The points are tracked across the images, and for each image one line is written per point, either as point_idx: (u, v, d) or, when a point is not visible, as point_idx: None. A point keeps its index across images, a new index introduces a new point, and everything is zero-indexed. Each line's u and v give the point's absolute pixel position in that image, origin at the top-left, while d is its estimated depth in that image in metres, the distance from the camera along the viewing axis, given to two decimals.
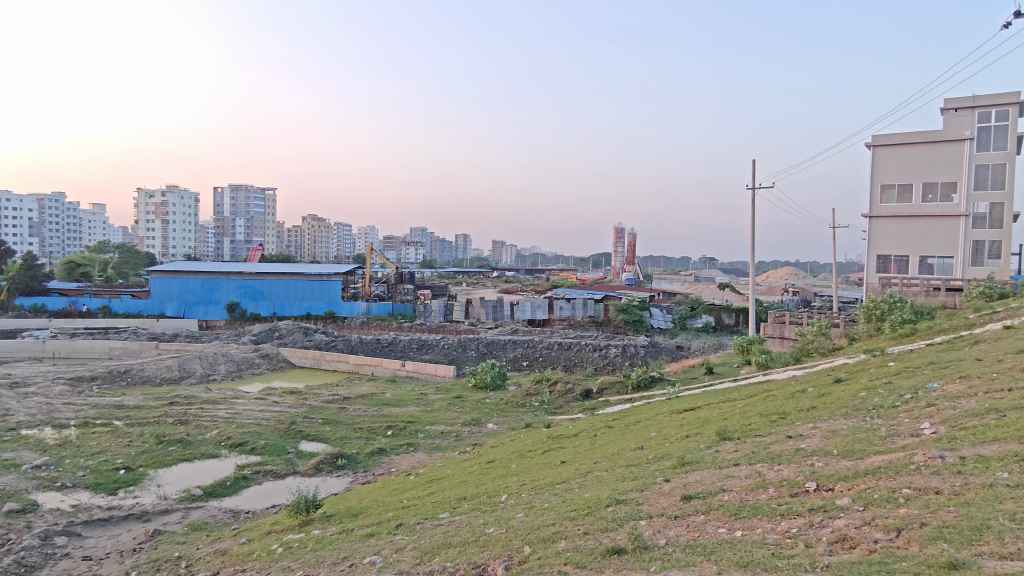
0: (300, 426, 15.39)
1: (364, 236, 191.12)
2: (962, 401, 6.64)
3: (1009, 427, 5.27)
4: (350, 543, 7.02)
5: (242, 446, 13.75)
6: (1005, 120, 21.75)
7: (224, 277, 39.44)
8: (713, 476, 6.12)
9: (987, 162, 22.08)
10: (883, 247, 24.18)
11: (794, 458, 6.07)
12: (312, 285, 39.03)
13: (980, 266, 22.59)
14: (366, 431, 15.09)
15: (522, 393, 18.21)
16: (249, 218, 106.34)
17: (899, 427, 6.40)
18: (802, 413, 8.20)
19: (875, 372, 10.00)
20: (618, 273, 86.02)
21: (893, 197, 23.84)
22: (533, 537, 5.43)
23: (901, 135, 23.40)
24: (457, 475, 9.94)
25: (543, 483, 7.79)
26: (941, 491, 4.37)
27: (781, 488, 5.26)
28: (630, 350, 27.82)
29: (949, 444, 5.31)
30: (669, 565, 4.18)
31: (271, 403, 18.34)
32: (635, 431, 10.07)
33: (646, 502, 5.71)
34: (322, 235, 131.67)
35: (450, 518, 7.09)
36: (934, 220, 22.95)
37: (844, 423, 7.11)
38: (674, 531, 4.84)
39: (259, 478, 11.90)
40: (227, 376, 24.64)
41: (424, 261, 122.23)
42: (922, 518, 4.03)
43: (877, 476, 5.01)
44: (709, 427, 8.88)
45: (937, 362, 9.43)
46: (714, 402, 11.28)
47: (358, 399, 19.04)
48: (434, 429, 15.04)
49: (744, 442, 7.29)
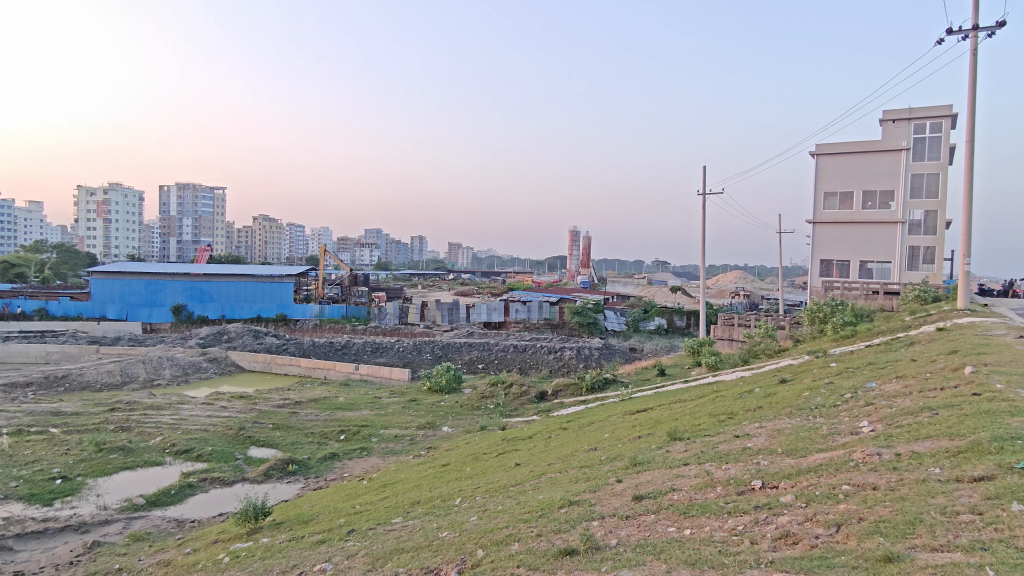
0: (249, 431, 14.99)
1: (318, 236, 187.53)
2: (899, 401, 6.90)
3: (940, 424, 5.52)
4: (300, 550, 6.88)
5: (187, 453, 13.32)
6: (939, 132, 23.04)
7: (170, 278, 37.94)
8: (663, 476, 6.23)
9: (922, 171, 23.25)
10: (826, 252, 24.96)
11: (741, 458, 6.22)
12: (262, 286, 38.07)
13: (915, 271, 23.69)
14: (319, 435, 14.81)
15: (477, 396, 18.22)
16: (196, 218, 103.37)
17: (840, 425, 6.62)
18: (749, 413, 8.43)
19: (818, 372, 10.40)
20: (574, 276, 87.23)
21: (836, 204, 24.68)
22: (486, 539, 5.42)
23: (843, 144, 24.37)
24: (411, 479, 9.85)
25: (497, 485, 7.79)
26: (877, 487, 4.55)
27: (728, 486, 5.38)
28: (585, 352, 28.14)
29: (886, 441, 5.53)
30: (620, 565, 4.22)
31: (219, 408, 17.84)
32: (589, 432, 10.24)
33: (598, 502, 5.78)
34: (272, 235, 128.99)
35: (403, 522, 7.02)
36: (874, 226, 23.87)
37: (787, 423, 7.30)
38: (625, 531, 4.91)
39: (205, 485, 11.57)
40: (172, 381, 23.85)
41: (379, 263, 119.69)
42: (861, 514, 4.18)
43: (818, 474, 5.17)
44: (660, 427, 9.07)
45: (876, 362, 9.87)
46: (666, 403, 11.58)
47: (310, 403, 18.68)
48: (388, 433, 14.88)
49: (693, 442, 7.44)
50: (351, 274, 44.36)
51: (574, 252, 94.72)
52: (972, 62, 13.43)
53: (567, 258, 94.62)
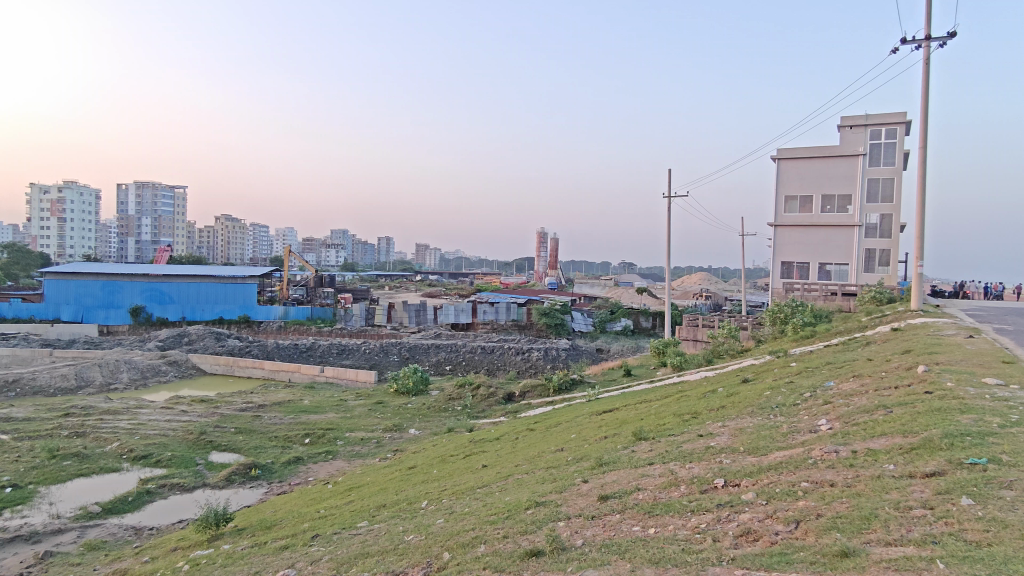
0: (210, 435, 14.66)
1: (281, 237, 184.39)
2: (856, 399, 7.10)
3: (894, 422, 5.70)
4: (263, 556, 6.74)
5: (146, 459, 12.96)
6: (893, 138, 23.85)
7: (128, 279, 36.88)
8: (628, 476, 6.28)
9: (877, 176, 23.99)
10: (787, 254, 25.49)
11: (705, 456, 6.33)
12: (224, 287, 37.30)
13: (871, 273, 24.25)
14: (282, 439, 14.58)
15: (445, 397, 18.13)
16: (156, 217, 100.80)
17: (799, 423, 6.78)
18: (711, 413, 8.56)
19: (779, 372, 10.60)
20: (541, 277, 87.34)
21: (796, 207, 25.24)
22: (453, 542, 5.39)
23: (803, 149, 24.96)
24: (378, 482, 9.75)
25: (464, 487, 7.77)
26: (835, 483, 4.66)
27: (692, 485, 5.46)
28: (552, 354, 28.38)
29: (843, 439, 5.68)
30: (585, 565, 4.25)
31: (179, 412, 17.41)
32: (557, 433, 10.30)
33: (564, 503, 5.81)
34: (235, 236, 126.53)
35: (368, 526, 6.95)
36: (832, 229, 24.51)
37: (750, 422, 7.46)
38: (590, 531, 4.94)
39: (164, 491, 11.27)
40: (130, 385, 23.19)
41: (346, 265, 118.41)
42: (818, 510, 4.28)
43: (778, 471, 5.28)
44: (627, 427, 9.15)
45: (834, 362, 10.09)
46: (632, 403, 11.71)
47: (274, 406, 18.35)
48: (354, 436, 14.72)
49: (658, 442, 7.52)
50: (317, 275, 43.79)
51: (541, 252, 94.84)
52: (925, 70, 13.88)
53: (536, 259, 94.62)
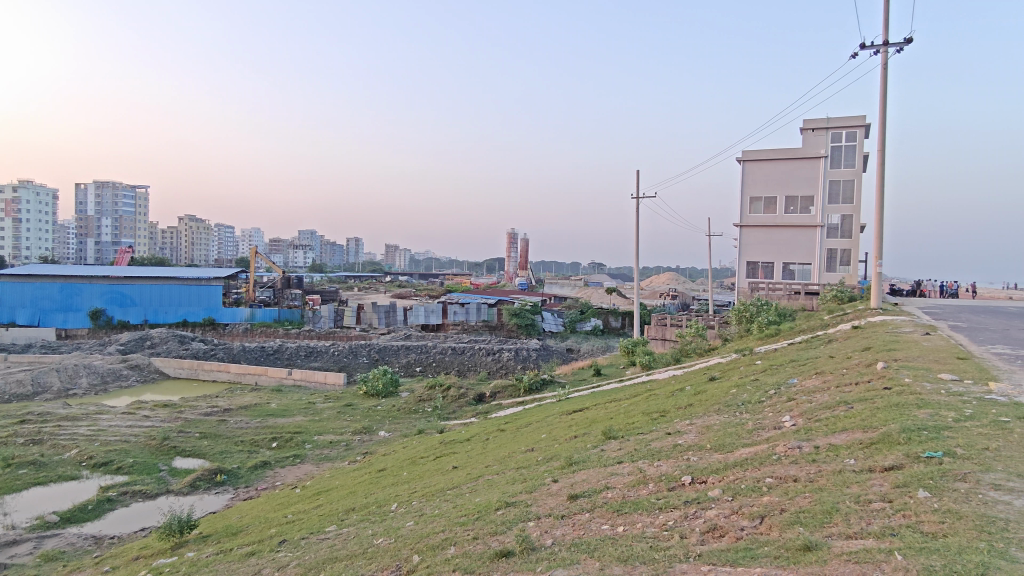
0: (174, 441, 14.33)
1: (248, 237, 181.08)
2: (818, 395, 7.28)
3: (855, 418, 5.83)
4: (228, 563, 6.62)
5: (106, 466, 12.60)
6: (853, 141, 24.46)
7: (87, 281, 35.81)
8: (597, 475, 6.31)
9: (838, 178, 24.60)
10: (752, 254, 25.92)
11: (672, 454, 6.41)
12: (188, 289, 36.59)
13: (833, 272, 24.83)
14: (249, 444, 14.33)
15: (415, 399, 18.01)
16: (117, 218, 98.05)
17: (764, 420, 6.92)
18: (680, 411, 8.69)
19: (745, 370, 10.78)
20: (512, 278, 87.29)
21: (761, 208, 25.69)
22: (422, 545, 5.36)
23: (767, 152, 25.44)
24: (346, 485, 9.63)
25: (434, 489, 7.72)
26: (798, 478, 4.76)
27: (660, 483, 5.52)
28: (522, 354, 28.46)
29: (805, 435, 5.80)
30: (555, 565, 4.26)
31: (141, 418, 16.96)
32: (527, 433, 10.31)
33: (534, 503, 5.82)
34: (200, 236, 123.86)
35: (337, 531, 6.87)
36: (795, 230, 25.04)
37: (716, 419, 7.58)
38: (560, 531, 4.95)
39: (126, 499, 10.97)
40: (90, 391, 22.54)
41: (314, 266, 116.90)
42: (782, 505, 4.37)
43: (743, 467, 5.37)
44: (596, 426, 9.19)
45: (797, 359, 10.32)
46: (602, 402, 11.76)
47: (240, 410, 18.00)
48: (322, 439, 14.54)
49: (627, 441, 7.58)
50: (284, 277, 43.17)
51: (511, 253, 94.71)
52: (883, 75, 14.26)
53: (506, 260, 94.51)
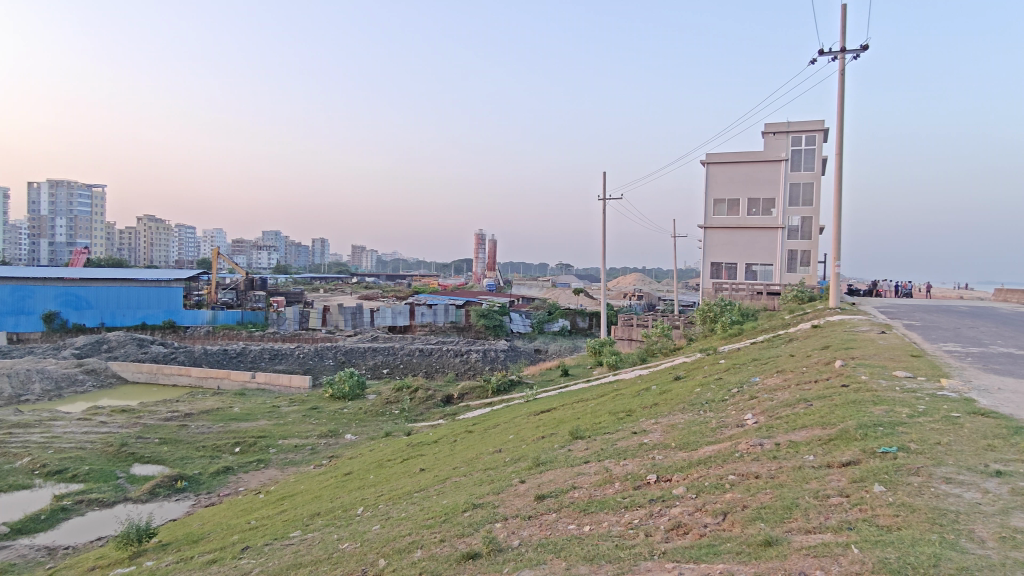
0: (132, 447, 13.93)
1: (209, 237, 177.27)
2: (779, 393, 7.43)
3: (814, 414, 5.97)
4: (189, 572, 6.47)
5: (61, 474, 12.19)
6: (812, 144, 25.09)
7: (41, 283, 34.22)
8: (564, 475, 6.35)
9: (799, 181, 25.19)
10: (716, 255, 26.32)
11: (638, 453, 6.48)
12: (148, 291, 35.73)
13: (794, 273, 25.45)
14: (210, 449, 14.01)
15: (382, 401, 17.84)
16: (71, 218, 94.79)
17: (727, 418, 7.02)
18: (646, 410, 8.80)
19: (709, 369, 10.99)
20: (479, 279, 87.07)
21: (724, 210, 26.10)
22: (389, 548, 5.31)
23: (730, 154, 25.88)
24: (311, 490, 9.49)
25: (400, 492, 7.66)
26: (760, 475, 4.86)
27: (626, 482, 5.58)
28: (490, 355, 28.47)
29: (766, 431, 5.93)
30: (521, 565, 4.27)
31: (97, 424, 16.44)
32: (494, 434, 10.28)
33: (501, 504, 5.80)
34: (159, 237, 120.69)
35: (302, 536, 6.76)
36: (757, 231, 25.54)
37: (681, 418, 7.67)
38: (527, 531, 4.96)
39: (82, 508, 10.63)
40: (43, 396, 21.78)
41: (279, 267, 114.96)
42: (744, 501, 4.44)
43: (707, 465, 5.45)
44: (563, 427, 9.24)
45: (759, 358, 10.53)
46: (569, 402, 11.83)
47: (202, 415, 17.58)
48: (287, 443, 14.31)
49: (594, 440, 7.64)
50: (247, 278, 42.35)
51: (480, 254, 94.44)
52: (840, 81, 14.65)
53: (474, 260, 94.17)
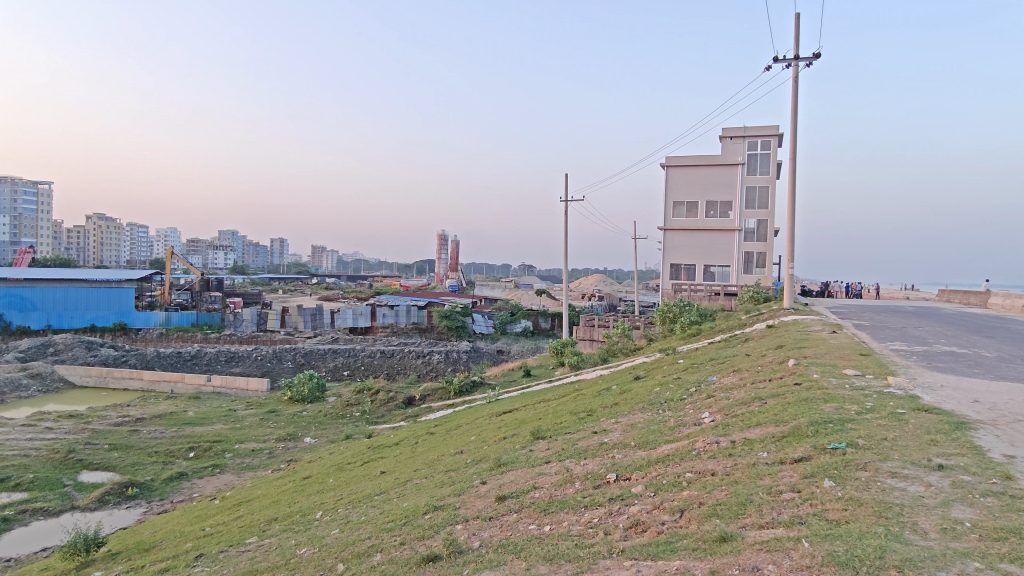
0: (80, 453, 13.44)
1: (163, 237, 172.26)
2: (734, 392, 7.57)
3: (768, 413, 6.12)
4: None
5: (2, 483, 11.66)
6: (767, 149, 25.74)
7: None
8: (525, 475, 6.36)
9: (755, 184, 25.81)
10: (676, 256, 26.74)
11: (599, 452, 6.53)
12: (97, 292, 34.43)
13: (750, 274, 26.04)
14: (163, 455, 13.61)
15: (343, 404, 17.61)
16: (15, 216, 90.89)
17: (685, 418, 7.12)
18: (606, 409, 8.88)
19: (668, 368, 11.15)
20: (441, 278, 86.85)
21: (683, 212, 26.55)
22: (348, 553, 5.24)
23: (689, 157, 26.35)
24: (269, 494, 9.31)
25: (360, 495, 7.57)
26: (716, 473, 4.94)
27: (586, 481, 5.62)
28: (453, 356, 28.36)
29: (723, 430, 6.04)
30: (482, 566, 4.27)
31: (43, 430, 15.80)
32: (456, 436, 10.24)
33: (462, 506, 5.79)
34: (110, 236, 116.74)
35: (258, 542, 6.64)
36: (715, 233, 26.04)
37: (640, 417, 7.75)
38: (488, 532, 4.96)
39: (25, 517, 10.20)
40: None
41: (236, 267, 112.63)
42: (700, 498, 4.52)
43: (666, 463, 5.54)
44: (525, 427, 9.27)
45: (716, 358, 10.72)
46: (531, 402, 11.87)
47: (154, 419, 17.07)
48: (244, 447, 14.01)
49: (555, 441, 7.68)
50: (203, 279, 41.33)
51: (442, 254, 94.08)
52: (794, 87, 15.07)
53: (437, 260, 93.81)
